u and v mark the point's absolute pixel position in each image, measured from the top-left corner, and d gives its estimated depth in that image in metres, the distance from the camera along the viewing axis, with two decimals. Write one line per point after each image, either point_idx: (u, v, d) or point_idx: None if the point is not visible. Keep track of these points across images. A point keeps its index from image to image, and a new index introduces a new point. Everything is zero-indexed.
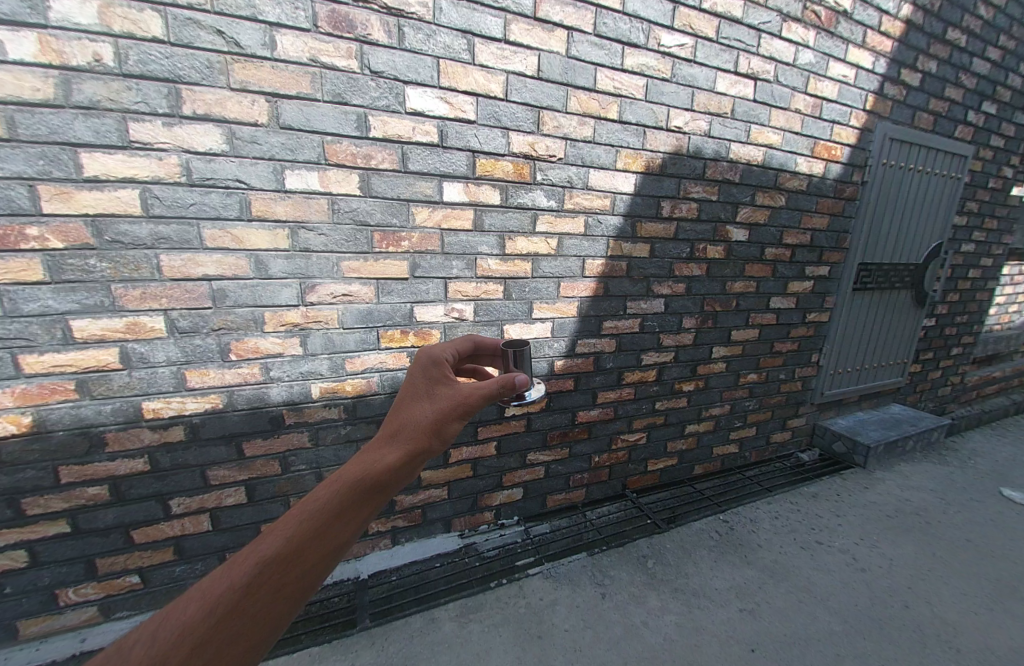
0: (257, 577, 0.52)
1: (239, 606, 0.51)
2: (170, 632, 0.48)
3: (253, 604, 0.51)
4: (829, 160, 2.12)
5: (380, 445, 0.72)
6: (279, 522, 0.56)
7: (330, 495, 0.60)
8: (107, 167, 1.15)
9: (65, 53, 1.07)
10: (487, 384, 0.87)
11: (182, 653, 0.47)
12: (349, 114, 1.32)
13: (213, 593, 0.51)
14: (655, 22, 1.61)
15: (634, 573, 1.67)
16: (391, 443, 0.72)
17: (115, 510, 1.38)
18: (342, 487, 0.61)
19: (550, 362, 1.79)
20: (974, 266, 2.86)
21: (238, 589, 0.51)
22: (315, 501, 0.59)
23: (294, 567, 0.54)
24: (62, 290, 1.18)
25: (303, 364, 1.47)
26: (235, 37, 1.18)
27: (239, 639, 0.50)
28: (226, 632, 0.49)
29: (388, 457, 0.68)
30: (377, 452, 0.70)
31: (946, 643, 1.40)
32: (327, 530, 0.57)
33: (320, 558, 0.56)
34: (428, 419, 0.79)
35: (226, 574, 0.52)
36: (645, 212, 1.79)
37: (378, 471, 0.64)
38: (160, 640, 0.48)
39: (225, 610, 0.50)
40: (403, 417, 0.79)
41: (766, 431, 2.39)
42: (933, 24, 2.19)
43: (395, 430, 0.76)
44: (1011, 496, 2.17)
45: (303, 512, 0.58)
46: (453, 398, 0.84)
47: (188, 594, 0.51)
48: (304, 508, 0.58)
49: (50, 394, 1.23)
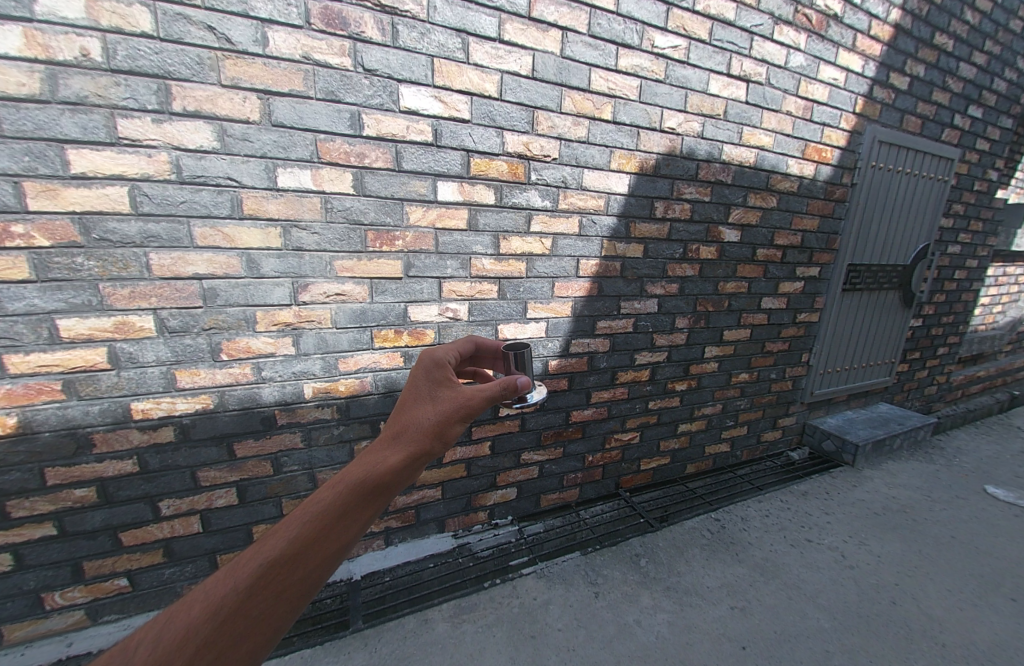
0: (259, 581, 0.52)
1: (243, 608, 0.51)
2: (172, 636, 0.49)
3: (256, 606, 0.51)
4: (820, 162, 2.15)
5: (382, 446, 0.72)
6: (281, 525, 0.56)
7: (332, 498, 0.60)
8: (95, 164, 1.14)
9: (51, 46, 1.05)
10: (489, 387, 0.87)
11: (187, 654, 0.48)
12: (342, 112, 1.32)
13: (215, 596, 0.51)
14: (648, 23, 1.62)
15: (628, 572, 1.68)
16: (393, 445, 0.72)
17: (103, 512, 1.36)
18: (345, 488, 0.61)
19: (544, 362, 1.79)
20: (959, 267, 2.91)
21: (240, 592, 0.51)
22: (317, 503, 0.59)
23: (296, 568, 0.54)
24: (49, 289, 1.16)
25: (295, 364, 1.46)
26: (226, 33, 1.16)
27: (243, 640, 0.51)
28: (231, 632, 0.50)
29: (390, 459, 0.68)
30: (379, 454, 0.70)
31: (929, 637, 1.43)
32: (329, 532, 0.57)
33: (321, 560, 0.56)
34: (431, 422, 0.79)
35: (228, 578, 0.52)
36: (639, 212, 1.80)
37: (380, 473, 0.64)
38: (165, 641, 0.48)
39: (228, 614, 0.50)
40: (405, 419, 0.79)
41: (757, 430, 2.42)
42: (921, 29, 2.22)
43: (397, 432, 0.76)
44: (995, 493, 2.22)
45: (305, 513, 0.58)
46: (455, 400, 0.84)
47: (191, 596, 0.51)
48: (306, 511, 0.58)
49: (36, 394, 1.21)
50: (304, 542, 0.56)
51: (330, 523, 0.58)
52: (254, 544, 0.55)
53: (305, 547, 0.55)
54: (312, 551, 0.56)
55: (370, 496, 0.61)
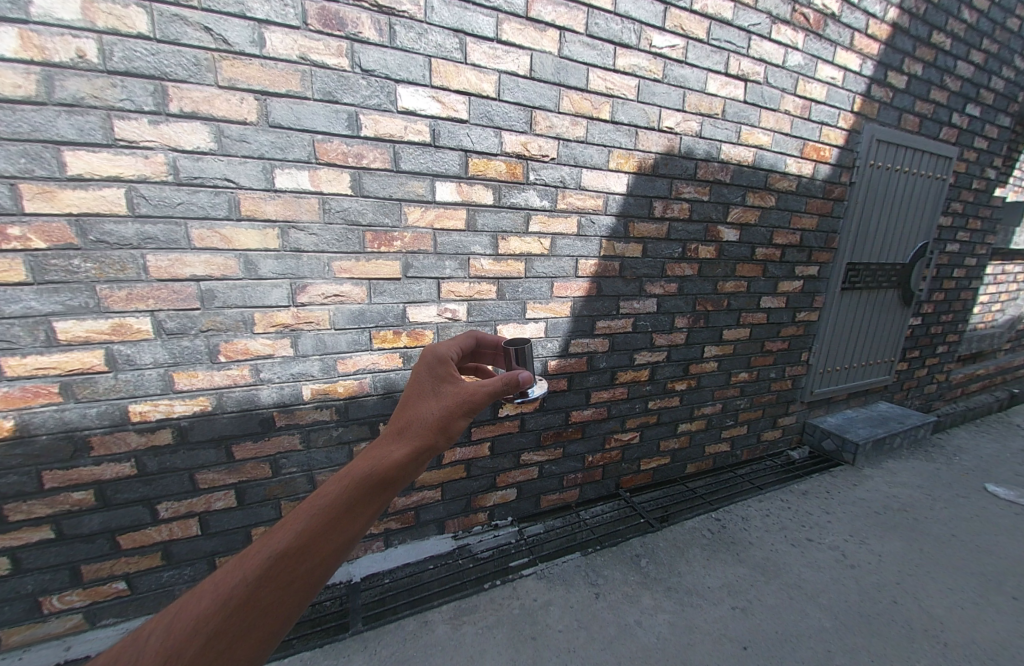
0: (268, 573, 0.51)
1: (252, 600, 0.50)
2: (181, 628, 0.48)
3: (262, 598, 0.51)
4: (818, 161, 2.15)
5: (388, 440, 0.71)
6: (288, 516, 0.56)
7: (339, 490, 0.59)
8: (92, 166, 1.13)
9: (47, 48, 1.04)
10: (492, 382, 0.87)
11: (195, 648, 0.47)
12: (340, 113, 1.31)
13: (225, 588, 0.50)
14: (646, 23, 1.62)
15: (628, 572, 1.68)
16: (398, 438, 0.72)
17: (100, 515, 1.35)
18: (350, 482, 0.60)
19: (544, 362, 1.79)
20: (958, 265, 2.91)
21: (250, 583, 0.50)
22: (325, 495, 0.58)
23: (305, 560, 0.53)
24: (46, 291, 1.16)
25: (294, 366, 1.46)
26: (223, 34, 1.16)
27: (250, 635, 0.50)
28: (239, 625, 0.49)
29: (395, 452, 0.67)
30: (385, 448, 0.69)
31: (932, 637, 1.43)
32: (337, 524, 0.57)
33: (329, 553, 0.55)
34: (435, 416, 0.78)
35: (236, 570, 0.52)
36: (638, 211, 1.80)
37: (388, 464, 0.63)
38: (173, 633, 0.48)
39: (236, 606, 0.50)
40: (409, 414, 0.78)
41: (757, 429, 2.41)
42: (918, 28, 2.23)
43: (401, 427, 0.75)
44: (995, 491, 2.22)
45: (313, 506, 0.57)
46: (459, 394, 0.83)
47: (197, 590, 0.51)
48: (314, 503, 0.57)
49: (33, 397, 1.21)
50: (311, 535, 0.55)
51: (337, 515, 0.57)
52: (262, 536, 0.54)
53: (314, 539, 0.55)
54: (320, 543, 0.55)
55: (378, 486, 0.61)
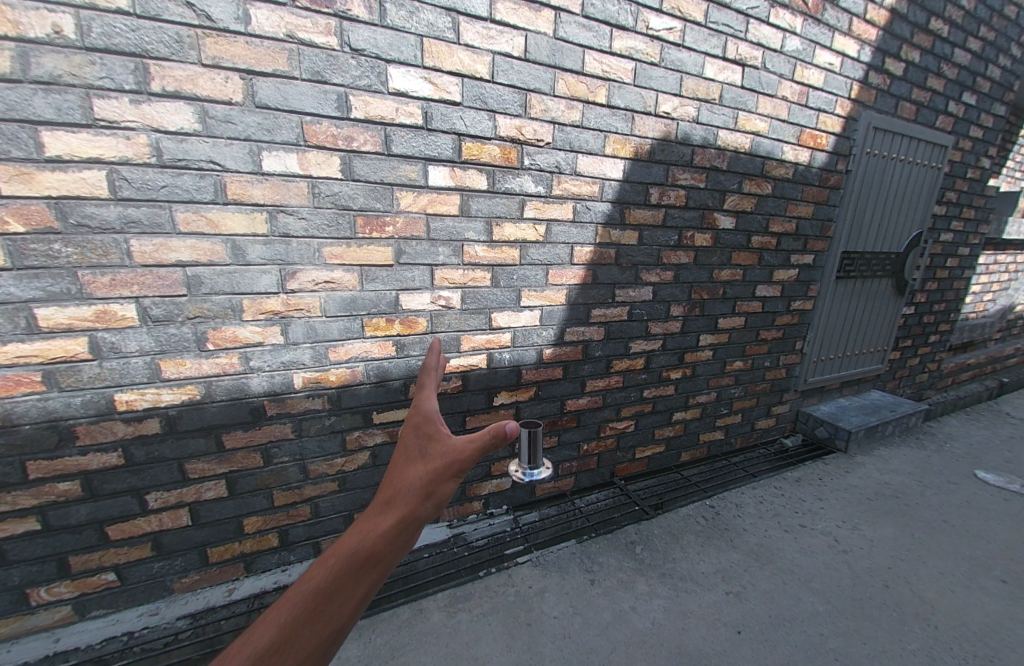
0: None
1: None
2: None
3: None
4: (815, 148, 2.13)
5: (375, 513, 0.68)
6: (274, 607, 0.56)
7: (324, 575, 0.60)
8: (71, 146, 1.09)
9: (21, 23, 1.00)
10: (479, 437, 0.71)
11: None
12: (329, 93, 1.27)
13: None
14: (643, 4, 1.58)
15: (623, 559, 1.69)
16: (384, 510, 0.68)
17: (87, 506, 1.33)
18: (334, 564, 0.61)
19: (538, 350, 1.77)
20: (951, 254, 2.92)
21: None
22: (308, 584, 0.59)
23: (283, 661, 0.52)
24: (25, 277, 1.12)
25: (284, 354, 1.43)
26: (206, 10, 1.11)
27: None
28: None
29: (379, 527, 0.65)
30: (370, 525, 0.66)
31: (922, 619, 1.45)
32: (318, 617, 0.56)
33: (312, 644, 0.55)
34: (421, 482, 0.70)
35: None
36: (634, 198, 1.77)
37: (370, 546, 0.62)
38: None
39: None
40: (395, 481, 0.72)
41: (751, 417, 2.43)
42: (916, 14, 2.21)
43: (387, 497, 0.70)
44: (985, 477, 2.25)
45: (299, 592, 0.58)
46: (442, 454, 0.72)
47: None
48: (300, 590, 0.58)
49: (14, 386, 1.17)
50: (292, 629, 0.55)
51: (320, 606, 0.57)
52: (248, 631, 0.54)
53: (295, 631, 0.55)
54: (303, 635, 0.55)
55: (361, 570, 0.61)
